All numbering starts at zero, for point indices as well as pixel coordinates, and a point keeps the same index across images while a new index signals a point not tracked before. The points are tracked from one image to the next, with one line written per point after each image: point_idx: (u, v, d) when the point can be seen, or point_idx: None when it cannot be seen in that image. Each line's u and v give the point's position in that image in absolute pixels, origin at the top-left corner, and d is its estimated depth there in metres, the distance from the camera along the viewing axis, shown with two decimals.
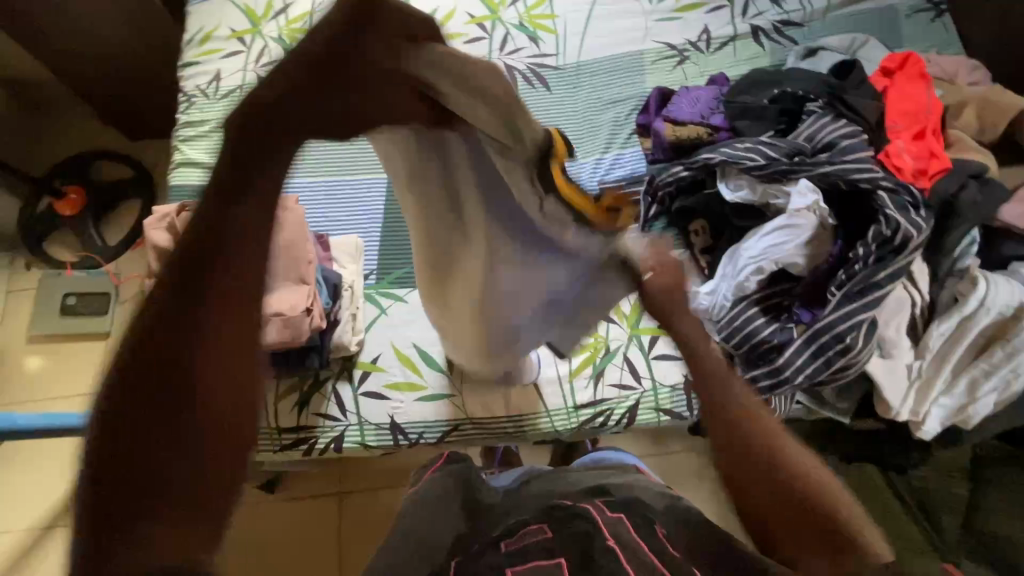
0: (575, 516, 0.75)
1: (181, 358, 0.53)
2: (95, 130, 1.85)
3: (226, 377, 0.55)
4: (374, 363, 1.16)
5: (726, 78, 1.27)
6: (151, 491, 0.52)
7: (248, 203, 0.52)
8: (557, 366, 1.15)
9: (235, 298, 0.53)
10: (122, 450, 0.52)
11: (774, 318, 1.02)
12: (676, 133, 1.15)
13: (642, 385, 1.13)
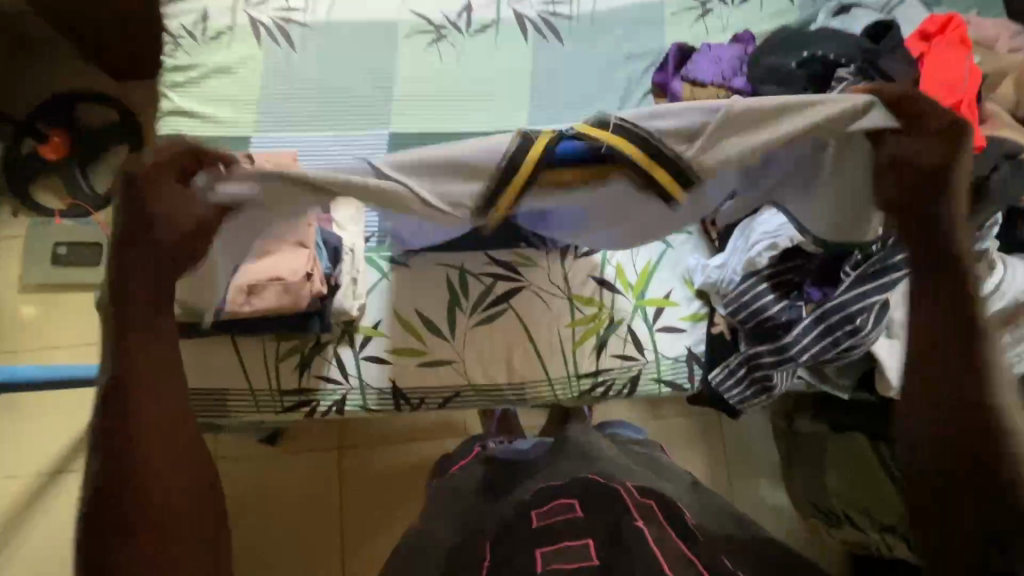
0: (605, 496, 0.83)
1: (143, 454, 0.69)
2: (97, 80, 1.96)
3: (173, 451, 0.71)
4: (375, 327, 1.15)
5: (751, 37, 1.17)
6: (172, 541, 0.69)
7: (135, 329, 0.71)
8: (562, 336, 1.14)
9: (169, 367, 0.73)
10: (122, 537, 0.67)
11: (785, 295, 1.02)
12: (694, 95, 1.12)
13: (644, 357, 1.13)
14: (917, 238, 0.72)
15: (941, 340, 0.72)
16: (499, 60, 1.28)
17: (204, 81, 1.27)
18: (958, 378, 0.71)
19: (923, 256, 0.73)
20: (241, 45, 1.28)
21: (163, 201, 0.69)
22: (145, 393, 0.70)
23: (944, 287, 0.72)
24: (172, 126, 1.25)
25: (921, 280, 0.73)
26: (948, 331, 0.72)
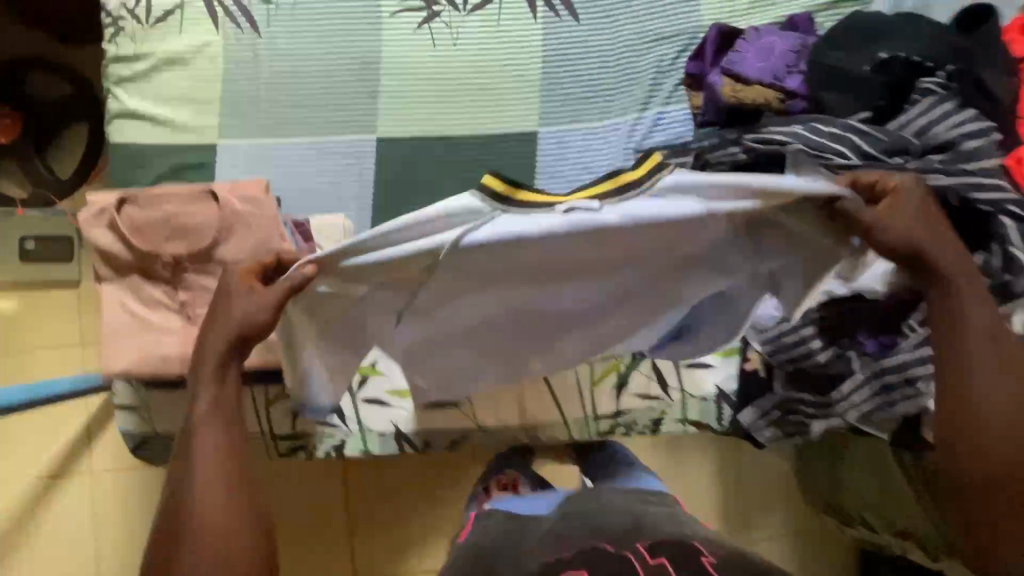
0: (621, 572, 0.73)
1: (201, 488, 0.66)
2: (46, 47, 1.73)
3: (230, 485, 0.67)
4: (373, 367, 1.05)
5: (811, 20, 0.97)
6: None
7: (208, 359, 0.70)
8: (578, 375, 1.03)
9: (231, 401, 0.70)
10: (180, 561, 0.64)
11: (834, 341, 0.89)
12: (737, 94, 0.94)
13: (670, 397, 1.04)
14: (947, 303, 0.69)
15: (987, 392, 0.67)
16: (504, 43, 1.07)
17: (154, 76, 1.07)
18: (1005, 424, 0.66)
19: (941, 313, 0.70)
20: (194, 26, 1.07)
21: (232, 302, 0.71)
22: (214, 452, 0.67)
23: (973, 338, 0.68)
24: (123, 130, 1.07)
25: (948, 340, 0.69)
26: (996, 388, 0.67)
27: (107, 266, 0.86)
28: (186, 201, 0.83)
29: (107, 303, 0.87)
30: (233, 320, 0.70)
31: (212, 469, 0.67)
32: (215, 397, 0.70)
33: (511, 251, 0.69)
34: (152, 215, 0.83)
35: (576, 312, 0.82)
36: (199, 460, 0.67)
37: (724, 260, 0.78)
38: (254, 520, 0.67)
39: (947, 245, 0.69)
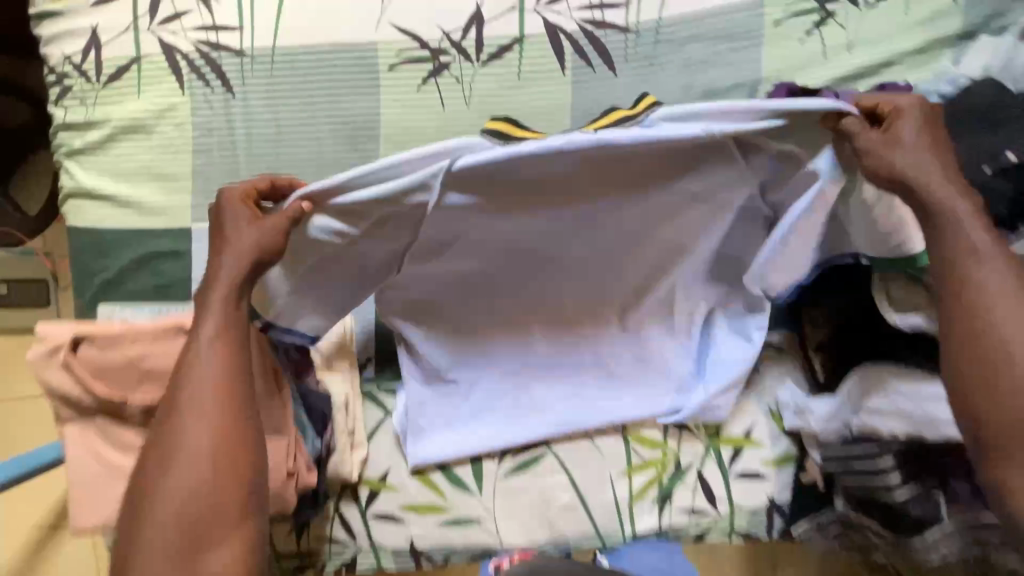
0: None
1: (181, 423, 0.62)
2: None
3: (210, 423, 0.62)
4: (383, 480, 0.92)
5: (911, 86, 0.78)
6: (200, 531, 0.59)
7: (215, 278, 0.66)
8: (615, 486, 0.93)
9: (229, 332, 0.66)
10: (147, 497, 0.60)
11: (918, 479, 0.78)
12: None
13: (718, 510, 0.93)
14: (947, 231, 0.63)
15: (1001, 324, 0.60)
16: (525, 100, 0.90)
17: (112, 147, 0.90)
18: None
19: (947, 245, 0.63)
20: (154, 86, 0.89)
21: (241, 227, 0.68)
22: (216, 381, 0.63)
23: (978, 266, 0.62)
24: (82, 214, 0.91)
25: (950, 278, 0.63)
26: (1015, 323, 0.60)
27: (67, 405, 0.73)
28: (155, 342, 0.69)
29: (73, 448, 0.74)
30: (246, 243, 0.67)
31: (215, 399, 0.63)
32: (229, 318, 0.66)
33: (502, 185, 0.69)
34: (114, 358, 0.69)
35: (567, 258, 0.83)
36: (199, 386, 0.63)
37: (732, 203, 0.76)
38: (247, 462, 0.63)
39: (942, 171, 0.64)
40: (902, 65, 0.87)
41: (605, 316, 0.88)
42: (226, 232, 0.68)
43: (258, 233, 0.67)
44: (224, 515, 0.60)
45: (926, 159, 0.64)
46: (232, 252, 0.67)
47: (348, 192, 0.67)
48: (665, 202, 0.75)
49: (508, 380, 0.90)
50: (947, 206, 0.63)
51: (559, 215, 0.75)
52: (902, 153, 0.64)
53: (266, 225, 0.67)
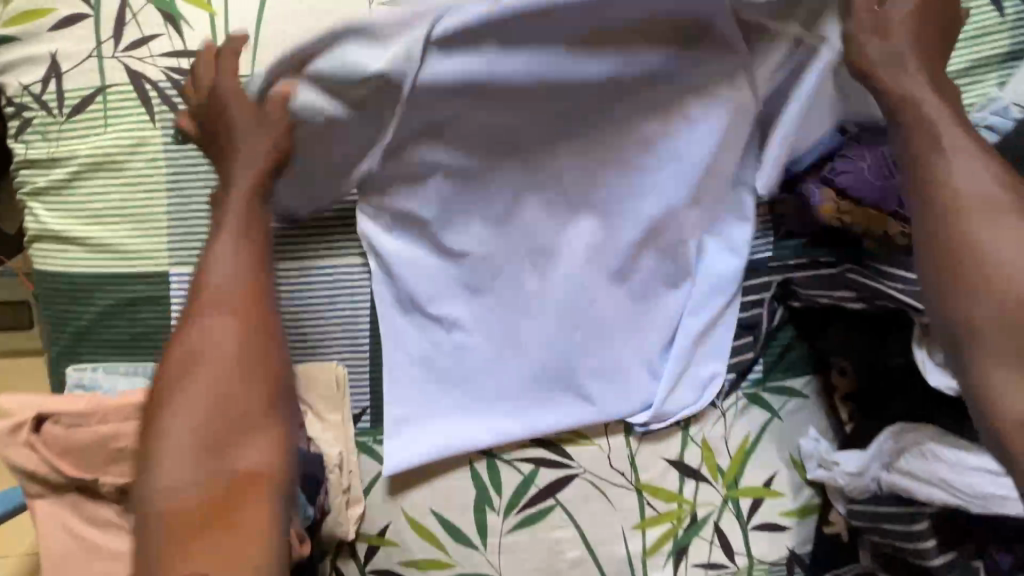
0: None
1: (208, 310, 0.56)
2: None
3: (241, 308, 0.56)
4: (382, 535, 0.87)
5: None
6: (235, 420, 0.52)
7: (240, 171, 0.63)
8: (628, 540, 0.88)
9: (254, 220, 0.62)
10: (172, 392, 0.52)
11: (954, 546, 0.73)
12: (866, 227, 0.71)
13: (736, 564, 0.88)
14: (928, 131, 0.57)
15: (988, 240, 0.53)
16: None
17: (78, 184, 0.83)
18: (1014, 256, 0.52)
19: (923, 141, 0.57)
20: (122, 117, 0.81)
21: (242, 117, 0.64)
22: (239, 267, 0.58)
23: (955, 156, 0.56)
24: (48, 257, 0.84)
25: (928, 172, 0.56)
26: (1003, 215, 0.53)
27: (34, 481, 0.67)
28: (126, 422, 0.63)
29: (45, 526, 0.68)
30: (260, 144, 0.64)
31: (244, 281, 0.58)
32: (247, 214, 0.61)
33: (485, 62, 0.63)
34: (81, 437, 0.63)
35: (560, 166, 0.75)
36: (205, 286, 0.57)
37: (730, 101, 0.71)
38: (271, 347, 0.56)
39: (915, 62, 0.59)
40: None
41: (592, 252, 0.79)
42: (222, 118, 0.65)
43: (258, 121, 0.64)
44: (258, 401, 0.54)
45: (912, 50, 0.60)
46: (243, 158, 0.63)
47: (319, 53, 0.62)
48: (661, 95, 0.70)
49: (489, 329, 0.83)
50: (915, 111, 0.58)
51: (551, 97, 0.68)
52: (883, 41, 0.60)
53: (255, 110, 0.64)
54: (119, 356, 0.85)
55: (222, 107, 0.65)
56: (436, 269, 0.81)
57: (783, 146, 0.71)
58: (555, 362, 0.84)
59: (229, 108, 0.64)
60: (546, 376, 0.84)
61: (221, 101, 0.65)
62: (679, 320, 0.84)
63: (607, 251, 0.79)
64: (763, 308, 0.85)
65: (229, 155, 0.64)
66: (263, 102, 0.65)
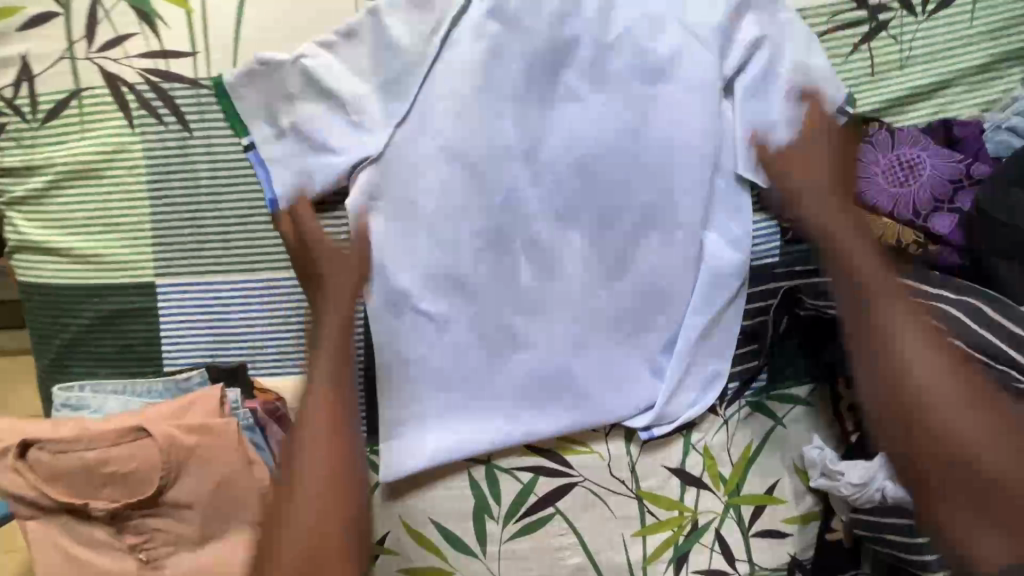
0: None
1: (300, 446, 0.64)
2: None
3: (323, 457, 0.63)
4: (381, 544, 0.87)
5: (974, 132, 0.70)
6: (319, 550, 0.59)
7: (323, 343, 0.70)
8: (628, 547, 0.87)
9: (334, 410, 0.65)
10: (280, 509, 0.61)
11: None
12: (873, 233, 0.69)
13: (739, 571, 0.87)
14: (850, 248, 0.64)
15: (910, 351, 0.58)
16: (527, 134, 0.80)
17: (57, 194, 0.79)
18: (931, 380, 0.56)
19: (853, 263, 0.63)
20: (99, 123, 0.78)
21: (329, 278, 0.74)
22: (316, 422, 0.64)
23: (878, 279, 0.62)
24: (30, 269, 0.81)
25: (858, 301, 0.62)
26: (912, 343, 0.59)
27: (24, 503, 0.66)
28: (115, 446, 0.63)
29: (37, 549, 0.67)
30: (346, 282, 0.74)
31: (326, 439, 0.64)
32: (330, 364, 0.68)
33: (487, 71, 0.79)
34: (69, 462, 0.62)
35: (553, 159, 0.80)
36: (316, 394, 0.66)
37: (701, 89, 0.77)
38: (349, 449, 0.65)
39: (834, 197, 0.67)
40: (959, 86, 0.78)
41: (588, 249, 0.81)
42: (310, 270, 0.75)
43: (338, 277, 0.74)
44: (335, 521, 0.61)
45: (828, 199, 0.67)
46: (333, 300, 0.73)
47: (348, 53, 0.78)
48: (640, 93, 0.79)
49: (486, 332, 0.82)
50: (843, 244, 0.64)
51: (542, 97, 0.79)
52: (804, 159, 0.69)
53: (313, 236, 0.75)
54: (108, 369, 0.83)
55: (303, 247, 0.75)
56: (429, 255, 0.81)
57: (749, 135, 0.78)
58: (556, 363, 0.82)
59: (313, 243, 0.75)
60: (543, 378, 0.83)
61: (306, 245, 0.75)
62: (683, 318, 0.82)
63: (606, 241, 0.81)
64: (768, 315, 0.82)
65: (323, 302, 0.73)
66: (326, 261, 0.75)
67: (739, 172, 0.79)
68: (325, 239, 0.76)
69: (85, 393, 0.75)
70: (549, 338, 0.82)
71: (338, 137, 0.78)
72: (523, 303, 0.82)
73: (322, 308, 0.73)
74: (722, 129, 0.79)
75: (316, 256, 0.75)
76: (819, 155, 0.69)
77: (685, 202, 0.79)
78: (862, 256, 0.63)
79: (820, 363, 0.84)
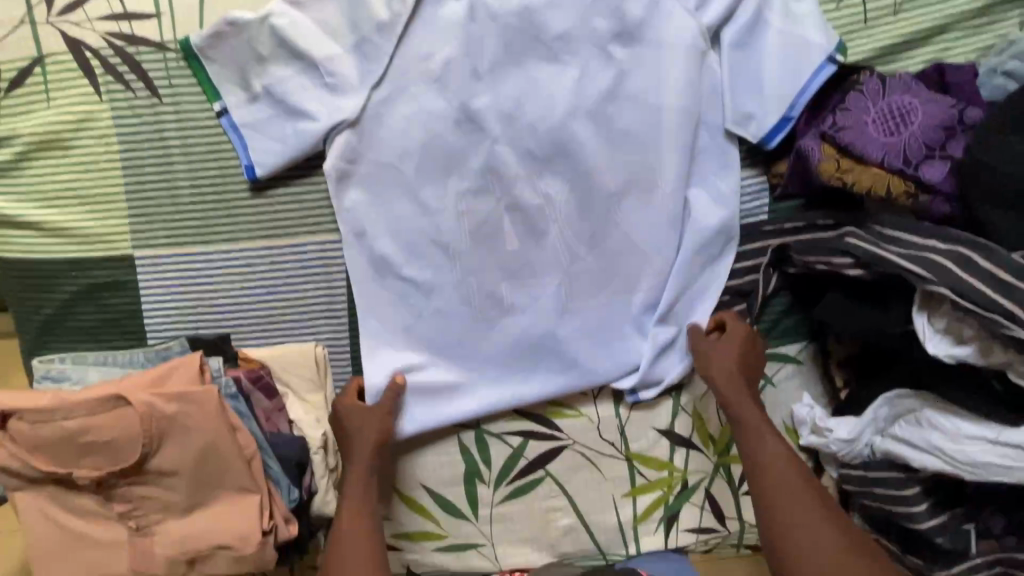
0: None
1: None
2: None
3: None
4: None
5: (971, 78, 0.68)
6: None
7: (352, 458, 0.77)
8: (619, 508, 0.88)
9: (361, 502, 0.76)
10: None
11: (946, 508, 0.72)
12: (860, 182, 0.67)
13: (728, 528, 0.88)
14: (750, 438, 0.75)
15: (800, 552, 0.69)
16: (507, 94, 0.77)
17: (26, 165, 0.78)
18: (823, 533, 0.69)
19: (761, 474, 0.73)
20: (65, 91, 0.76)
21: (353, 417, 0.78)
22: (355, 543, 0.73)
23: (781, 479, 0.72)
24: (5, 244, 0.80)
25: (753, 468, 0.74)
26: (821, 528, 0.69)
27: (11, 475, 0.66)
28: (95, 415, 0.62)
29: (28, 519, 0.67)
30: (367, 436, 0.77)
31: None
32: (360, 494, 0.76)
33: (465, 30, 0.75)
34: (49, 433, 0.62)
35: (533, 120, 0.77)
36: (349, 529, 0.74)
37: (686, 41, 0.75)
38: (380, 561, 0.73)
39: (734, 364, 0.78)
40: (954, 32, 0.75)
41: (571, 212, 0.79)
42: (336, 422, 0.79)
43: (360, 416, 0.78)
44: None
45: (732, 379, 0.77)
46: (357, 443, 0.77)
47: (318, 9, 0.74)
48: (623, 48, 0.76)
49: (470, 296, 0.81)
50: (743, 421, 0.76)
51: (521, 55, 0.76)
52: (717, 358, 0.78)
53: (336, 403, 0.80)
54: (92, 342, 0.82)
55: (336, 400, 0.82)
56: (409, 221, 0.79)
57: (737, 88, 0.75)
58: (541, 327, 0.82)
59: (340, 411, 0.79)
60: (529, 343, 0.82)
61: (339, 420, 0.79)
62: (668, 279, 0.80)
63: (588, 202, 0.79)
64: (759, 272, 0.80)
65: (350, 451, 0.77)
66: (359, 408, 0.79)
67: (727, 126, 0.76)
68: (352, 406, 0.78)
69: (66, 364, 0.74)
70: (532, 303, 0.81)
71: (310, 99, 0.76)
72: (507, 267, 0.81)
73: (348, 445, 0.78)
74: (708, 82, 0.76)
75: (341, 404, 0.79)
76: (726, 352, 0.78)
77: (671, 159, 0.77)
78: (755, 428, 0.75)
79: (813, 323, 0.83)
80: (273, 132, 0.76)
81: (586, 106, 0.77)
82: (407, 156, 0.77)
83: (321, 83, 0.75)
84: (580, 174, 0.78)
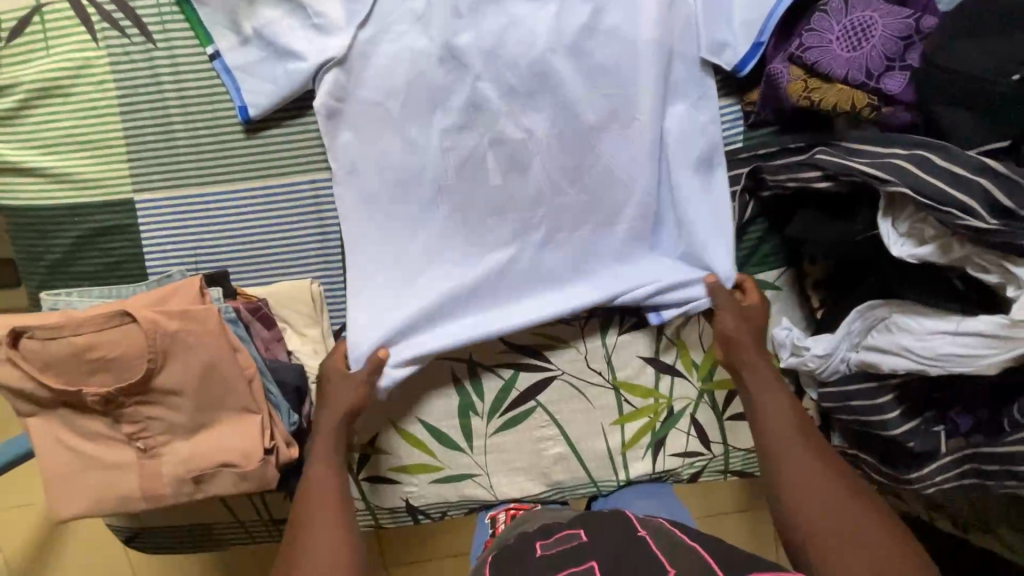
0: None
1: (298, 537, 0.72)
2: None
3: None
4: (371, 445, 0.91)
5: None
6: None
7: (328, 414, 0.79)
8: (607, 436, 0.91)
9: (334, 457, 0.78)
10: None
11: (915, 411, 0.75)
12: (826, 98, 0.71)
13: (712, 451, 0.92)
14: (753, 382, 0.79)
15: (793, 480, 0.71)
16: (487, 29, 0.80)
17: (27, 113, 0.81)
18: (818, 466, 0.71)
19: (768, 438, 0.75)
20: (63, 39, 0.79)
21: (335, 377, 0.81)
22: (324, 494, 0.75)
23: (781, 432, 0.75)
24: (10, 192, 0.83)
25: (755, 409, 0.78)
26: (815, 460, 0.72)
27: (22, 401, 0.69)
28: (101, 331, 0.66)
29: (40, 442, 0.71)
30: (350, 389, 0.80)
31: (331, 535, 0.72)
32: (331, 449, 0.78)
33: None
34: (59, 350, 0.66)
35: (514, 54, 0.80)
36: (320, 482, 0.76)
37: None
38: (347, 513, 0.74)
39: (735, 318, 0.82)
40: None
41: (553, 146, 0.82)
42: (321, 382, 0.82)
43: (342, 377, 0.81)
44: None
45: (738, 331, 0.81)
46: (334, 399, 0.80)
47: None
48: None
49: (457, 231, 0.84)
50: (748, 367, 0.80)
51: None
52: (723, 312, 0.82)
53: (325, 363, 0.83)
54: (96, 286, 0.86)
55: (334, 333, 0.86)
56: (397, 158, 0.82)
57: (708, 17, 0.79)
58: (528, 259, 0.85)
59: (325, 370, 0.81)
60: (517, 274, 0.85)
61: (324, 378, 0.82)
62: (650, 208, 0.84)
63: (570, 135, 0.82)
64: (736, 198, 0.83)
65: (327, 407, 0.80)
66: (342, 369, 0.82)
67: (702, 55, 0.80)
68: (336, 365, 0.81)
69: (73, 299, 0.78)
70: (518, 236, 0.85)
71: (297, 39, 0.78)
72: (494, 201, 0.84)
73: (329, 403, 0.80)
74: (681, 13, 0.79)
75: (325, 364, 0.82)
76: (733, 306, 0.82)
77: (647, 90, 0.80)
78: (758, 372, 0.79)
79: (789, 249, 0.86)
80: (263, 73, 0.79)
81: (563, 39, 0.80)
82: (393, 93, 0.80)
83: (308, 23, 0.78)
84: (560, 107, 0.81)
